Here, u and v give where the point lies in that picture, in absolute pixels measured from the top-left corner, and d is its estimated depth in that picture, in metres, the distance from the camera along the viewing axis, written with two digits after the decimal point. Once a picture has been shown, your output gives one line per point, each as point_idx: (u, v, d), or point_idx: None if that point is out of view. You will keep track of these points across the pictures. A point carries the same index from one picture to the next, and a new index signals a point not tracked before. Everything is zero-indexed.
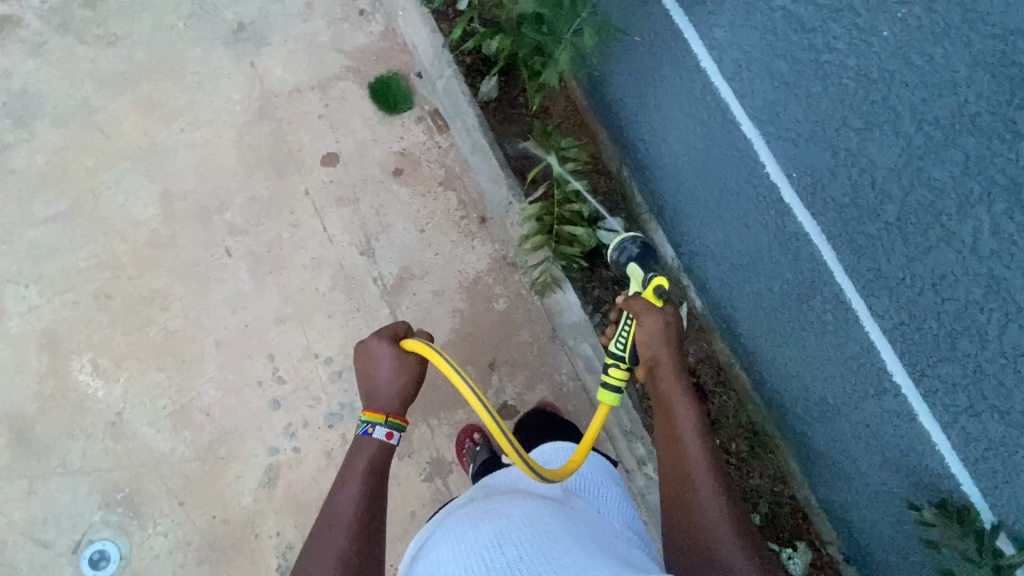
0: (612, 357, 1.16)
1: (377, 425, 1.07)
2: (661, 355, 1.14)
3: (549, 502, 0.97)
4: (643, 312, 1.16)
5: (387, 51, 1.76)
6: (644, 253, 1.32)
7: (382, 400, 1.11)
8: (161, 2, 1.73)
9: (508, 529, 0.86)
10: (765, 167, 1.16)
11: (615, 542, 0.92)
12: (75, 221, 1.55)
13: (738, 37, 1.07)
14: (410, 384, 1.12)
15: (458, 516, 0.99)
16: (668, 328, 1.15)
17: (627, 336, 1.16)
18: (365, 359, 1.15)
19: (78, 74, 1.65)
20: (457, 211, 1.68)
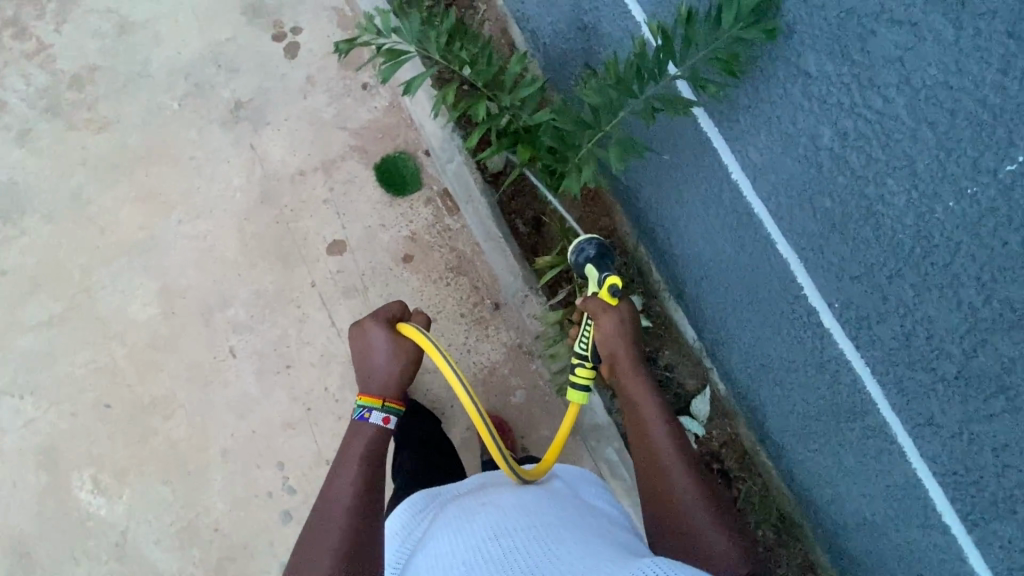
0: (578, 357, 1.17)
1: (373, 410, 1.04)
2: (620, 352, 1.13)
3: (543, 493, 0.99)
4: (600, 311, 1.16)
5: (393, 128, 1.69)
6: (603, 253, 1.32)
7: (377, 383, 1.08)
8: (155, 82, 1.66)
9: (503, 522, 0.86)
10: (803, 288, 1.09)
11: (602, 528, 0.93)
12: (70, 324, 1.48)
13: (776, 163, 1.00)
14: (409, 368, 1.09)
15: (450, 511, 0.98)
16: (625, 324, 1.15)
17: (588, 337, 1.17)
18: (360, 343, 1.12)
19: (68, 163, 1.58)
20: (470, 297, 1.61)
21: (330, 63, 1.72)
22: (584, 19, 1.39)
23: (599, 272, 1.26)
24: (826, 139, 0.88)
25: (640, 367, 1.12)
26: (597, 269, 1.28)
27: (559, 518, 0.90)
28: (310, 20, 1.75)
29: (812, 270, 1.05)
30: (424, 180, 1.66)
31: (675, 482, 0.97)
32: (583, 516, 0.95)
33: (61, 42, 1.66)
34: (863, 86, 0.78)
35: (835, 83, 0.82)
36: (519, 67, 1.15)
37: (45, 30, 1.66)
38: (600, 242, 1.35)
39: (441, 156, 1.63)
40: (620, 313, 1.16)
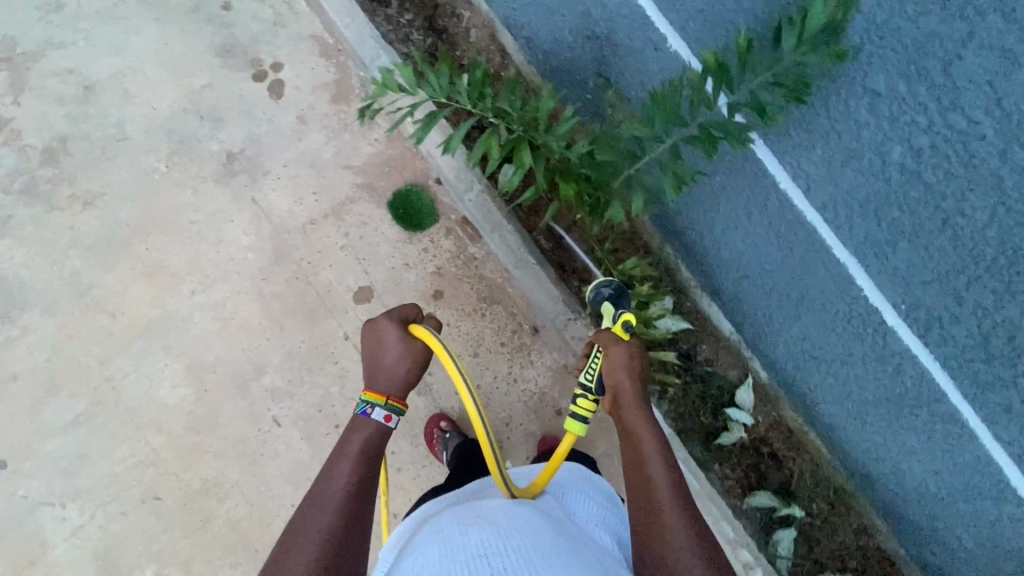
0: (579, 387, 1.05)
1: (376, 406, 0.95)
2: (625, 385, 1.02)
3: (538, 510, 0.90)
4: (610, 343, 1.07)
5: (399, 160, 1.62)
6: (621, 292, 1.36)
7: (382, 380, 1.00)
8: (135, 144, 1.54)
9: (497, 543, 0.77)
10: (863, 291, 1.09)
11: (604, 562, 0.83)
12: (99, 419, 1.39)
13: (835, 175, 0.98)
14: (417, 369, 1.01)
15: (445, 518, 0.90)
16: (635, 360, 1.06)
17: (595, 366, 1.05)
18: (370, 339, 1.03)
19: (59, 247, 1.46)
20: (507, 326, 1.58)
21: (320, 98, 1.62)
22: (593, 29, 1.34)
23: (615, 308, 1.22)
24: (896, 155, 0.87)
25: (646, 406, 1.01)
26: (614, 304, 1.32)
27: (557, 544, 0.80)
28: (288, 52, 1.63)
29: (874, 274, 1.05)
30: (440, 211, 1.60)
31: (675, 539, 0.82)
32: (576, 540, 0.85)
33: (23, 114, 1.52)
34: (946, 107, 0.78)
35: (909, 103, 0.81)
36: (551, 100, 1.11)
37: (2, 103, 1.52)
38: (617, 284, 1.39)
39: (455, 183, 1.59)
40: (630, 347, 1.07)
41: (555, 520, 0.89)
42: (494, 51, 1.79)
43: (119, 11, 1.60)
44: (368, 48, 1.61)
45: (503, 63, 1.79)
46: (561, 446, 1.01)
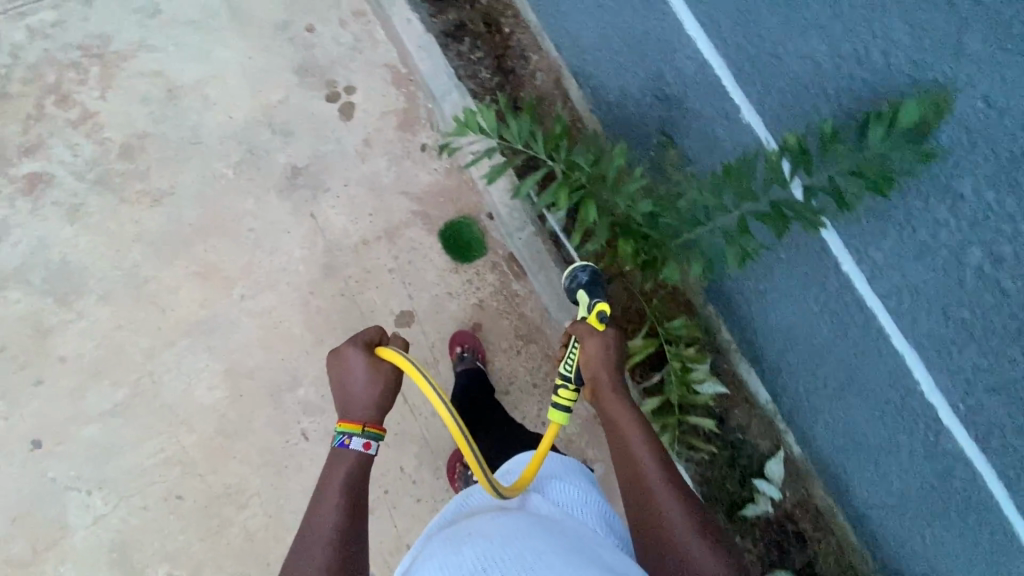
0: (561, 379, 1.10)
1: (353, 436, 0.97)
2: (603, 376, 1.06)
3: (530, 515, 0.88)
4: (586, 336, 1.09)
5: (455, 191, 1.66)
6: (597, 279, 1.24)
7: (358, 409, 1.02)
8: (208, 148, 1.60)
9: (490, 553, 0.75)
10: (919, 384, 1.07)
11: (600, 551, 0.83)
12: (135, 411, 1.42)
13: (903, 267, 0.97)
14: (390, 392, 1.03)
15: (437, 542, 0.87)
16: (610, 350, 1.08)
17: (574, 359, 1.10)
18: (339, 369, 1.05)
19: (122, 239, 1.51)
20: (542, 367, 1.58)
21: (386, 124, 1.68)
22: (665, 89, 1.36)
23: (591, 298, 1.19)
24: (974, 258, 0.86)
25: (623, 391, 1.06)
26: (590, 294, 1.22)
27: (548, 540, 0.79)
28: (363, 78, 1.70)
29: (933, 370, 1.03)
30: (489, 245, 1.63)
31: (671, 516, 0.90)
32: (576, 538, 0.84)
33: (107, 109, 1.59)
34: None
35: (995, 210, 0.80)
36: (622, 161, 1.14)
37: (90, 96, 1.59)
38: (593, 270, 1.28)
39: (509, 221, 1.62)
40: (605, 337, 1.08)
41: (542, 517, 0.88)
42: (557, 95, 1.84)
43: (211, 23, 1.69)
44: (438, 84, 1.66)
45: (566, 109, 1.82)
46: (544, 437, 1.04)
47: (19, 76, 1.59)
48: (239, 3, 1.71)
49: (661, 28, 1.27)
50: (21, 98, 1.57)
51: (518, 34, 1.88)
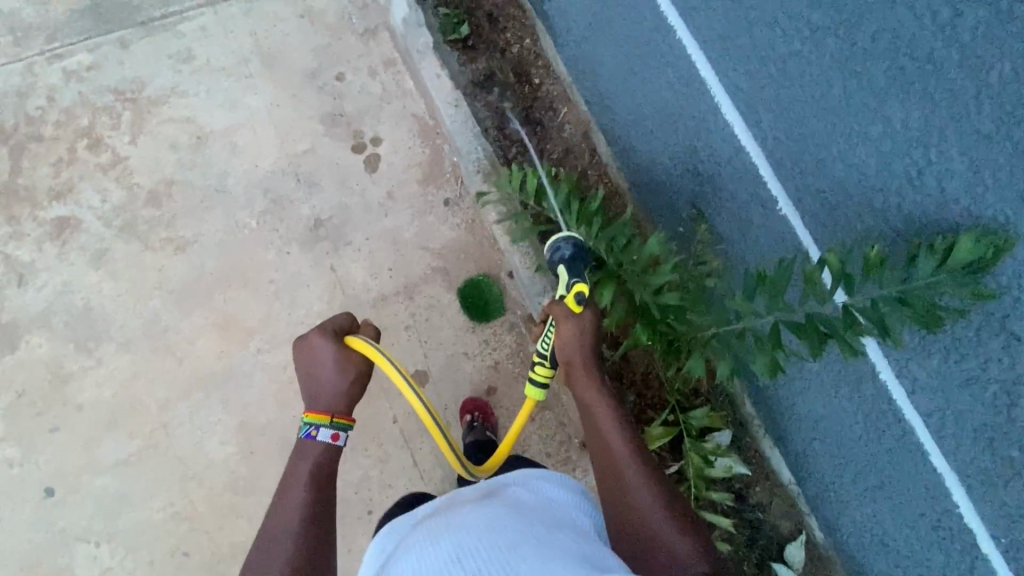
0: (538, 356, 1.10)
1: (320, 427, 1.04)
2: (577, 361, 1.06)
3: (508, 504, 0.92)
4: (561, 319, 1.06)
5: (476, 248, 1.63)
6: (580, 255, 1.08)
7: (325, 400, 1.08)
8: (232, 197, 1.60)
9: (467, 544, 0.80)
10: (958, 507, 1.01)
11: (574, 535, 0.87)
12: (147, 463, 1.42)
13: (948, 391, 0.92)
14: (358, 381, 1.10)
15: (417, 535, 0.90)
16: (586, 334, 1.06)
17: (550, 339, 1.08)
18: (308, 359, 1.10)
19: (145, 287, 1.52)
20: (556, 435, 1.54)
21: (411, 176, 1.67)
22: (697, 164, 1.31)
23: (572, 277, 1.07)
24: None
25: (598, 378, 1.07)
26: (569, 271, 1.07)
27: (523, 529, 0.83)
28: (389, 129, 1.70)
29: (976, 498, 0.97)
30: (508, 304, 1.60)
31: (642, 501, 0.93)
32: (552, 525, 0.88)
33: (137, 154, 1.61)
34: None
35: None
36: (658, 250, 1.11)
37: (121, 141, 1.61)
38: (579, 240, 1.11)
39: (527, 282, 1.57)
40: (582, 322, 1.06)
41: (519, 506, 0.92)
42: (585, 149, 1.82)
43: (242, 70, 1.70)
44: (466, 141, 1.60)
45: (592, 162, 1.81)
46: (518, 416, 1.11)
47: (54, 118, 1.61)
48: (271, 50, 1.72)
49: (695, 104, 1.22)
50: (55, 140, 1.60)
51: (548, 85, 1.87)
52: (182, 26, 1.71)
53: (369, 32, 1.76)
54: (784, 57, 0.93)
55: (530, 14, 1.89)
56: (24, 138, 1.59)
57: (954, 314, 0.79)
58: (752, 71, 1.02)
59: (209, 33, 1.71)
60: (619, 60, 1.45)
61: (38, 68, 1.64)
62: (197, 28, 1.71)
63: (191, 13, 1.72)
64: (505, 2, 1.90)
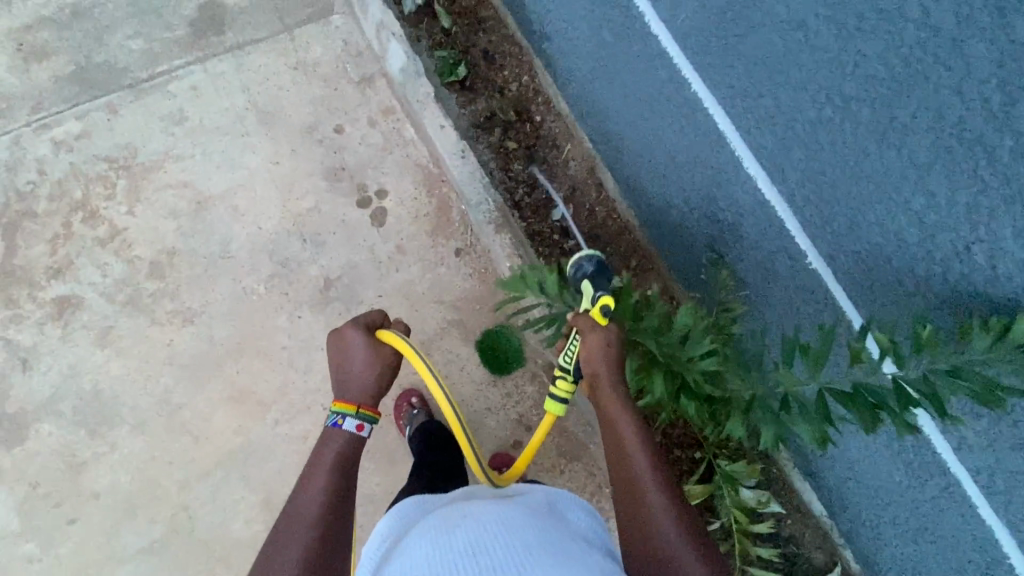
0: (560, 369, 1.11)
1: (347, 417, 1.07)
2: (602, 374, 1.05)
3: (524, 505, 0.94)
4: (587, 331, 1.07)
5: (491, 298, 1.61)
6: (601, 270, 1.32)
7: (353, 390, 1.10)
8: (238, 262, 1.56)
9: (481, 539, 0.81)
10: (1010, 559, 1.01)
11: (587, 547, 0.88)
12: (172, 548, 1.39)
13: (999, 452, 0.91)
14: (385, 374, 1.12)
15: (431, 521, 0.92)
16: (611, 347, 1.07)
17: (574, 352, 1.09)
18: (340, 348, 1.14)
19: (154, 364, 1.47)
20: (585, 485, 1.53)
21: (419, 228, 1.64)
22: (716, 211, 1.29)
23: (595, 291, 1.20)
24: None
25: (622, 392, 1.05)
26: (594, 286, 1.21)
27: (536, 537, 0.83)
28: (393, 180, 1.66)
29: None
30: (528, 353, 1.58)
31: (656, 515, 0.93)
32: (564, 532, 0.90)
33: (135, 224, 1.55)
34: None
35: None
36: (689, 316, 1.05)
37: (117, 211, 1.56)
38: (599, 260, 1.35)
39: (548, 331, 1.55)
40: (608, 334, 1.07)
41: (536, 510, 0.93)
42: (591, 185, 1.80)
43: (238, 127, 1.65)
44: (475, 191, 1.56)
45: (600, 197, 1.79)
46: (539, 428, 1.12)
47: (45, 192, 1.55)
48: (266, 106, 1.67)
49: (712, 156, 1.20)
50: (49, 216, 1.54)
51: (550, 122, 1.84)
52: (173, 86, 1.66)
53: (365, 79, 1.72)
54: (813, 123, 0.91)
55: (526, 50, 1.86)
56: (16, 216, 1.53)
57: (1014, 390, 0.77)
58: (778, 132, 0.99)
59: (200, 92, 1.66)
60: (626, 102, 1.42)
61: (25, 140, 1.59)
62: (188, 87, 1.66)
63: (180, 72, 1.67)
64: (499, 38, 1.87)
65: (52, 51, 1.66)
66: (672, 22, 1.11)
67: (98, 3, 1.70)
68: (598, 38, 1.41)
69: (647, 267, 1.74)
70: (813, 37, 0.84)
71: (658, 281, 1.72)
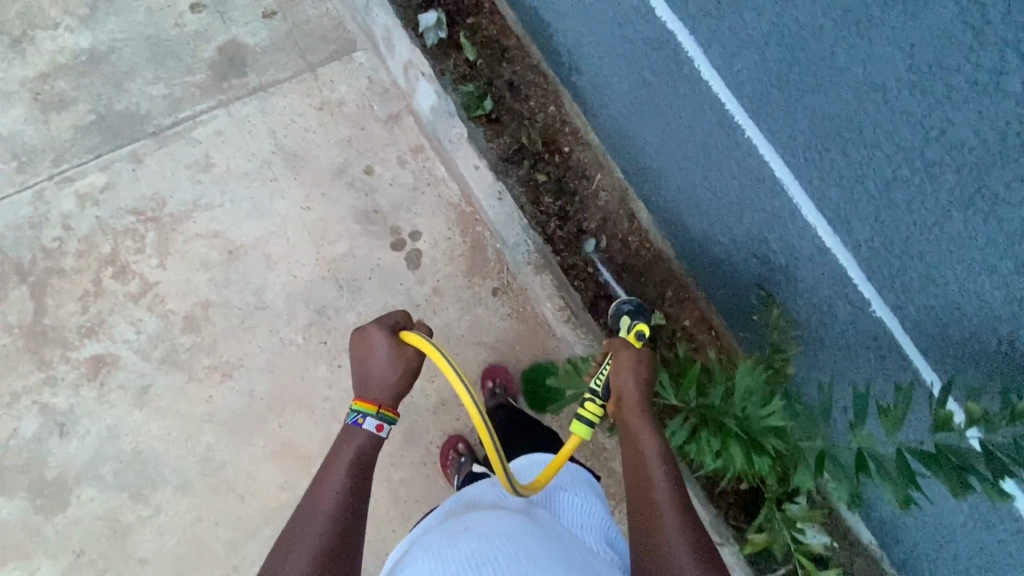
0: (588, 391, 1.08)
1: (366, 416, 1.00)
2: (630, 393, 1.03)
3: (525, 516, 0.95)
4: (621, 349, 1.08)
5: (531, 338, 1.60)
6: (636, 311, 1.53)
7: (373, 389, 1.03)
8: (274, 312, 1.53)
9: (485, 549, 0.83)
10: None
11: (587, 560, 0.89)
12: None
13: None
14: (407, 376, 1.03)
15: (435, 533, 0.94)
16: (642, 366, 1.05)
17: (605, 374, 1.07)
18: (361, 344, 1.06)
19: (194, 422, 1.44)
20: None
21: (455, 269, 1.62)
22: (765, 252, 1.28)
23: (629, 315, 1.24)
24: None
25: (650, 416, 1.02)
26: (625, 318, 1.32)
27: (539, 547, 0.85)
28: (427, 220, 1.64)
29: None
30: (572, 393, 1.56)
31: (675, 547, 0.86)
32: (562, 541, 0.92)
33: (167, 277, 1.52)
34: None
35: None
36: (751, 380, 1.09)
37: (148, 265, 1.52)
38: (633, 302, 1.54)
39: None
40: (639, 354, 1.07)
41: (539, 521, 0.95)
42: (623, 215, 1.77)
43: (266, 172, 1.62)
44: (512, 232, 1.56)
45: (632, 227, 1.76)
46: (565, 445, 1.04)
47: (73, 248, 1.52)
48: (294, 149, 1.64)
49: (764, 200, 1.19)
50: (78, 273, 1.50)
51: (579, 152, 1.81)
52: (197, 132, 1.62)
53: (392, 118, 1.69)
54: (888, 180, 0.89)
55: (551, 79, 1.84)
56: (44, 274, 1.50)
57: None
58: (845, 184, 0.98)
59: (226, 136, 1.63)
60: (667, 139, 1.41)
61: (48, 194, 1.55)
62: (213, 132, 1.63)
63: (204, 117, 1.64)
64: (524, 68, 1.85)
65: (70, 100, 1.62)
66: (726, 68, 1.09)
67: (116, 49, 1.66)
68: (637, 74, 1.38)
69: (683, 297, 1.72)
70: (894, 98, 0.82)
71: (695, 312, 1.70)
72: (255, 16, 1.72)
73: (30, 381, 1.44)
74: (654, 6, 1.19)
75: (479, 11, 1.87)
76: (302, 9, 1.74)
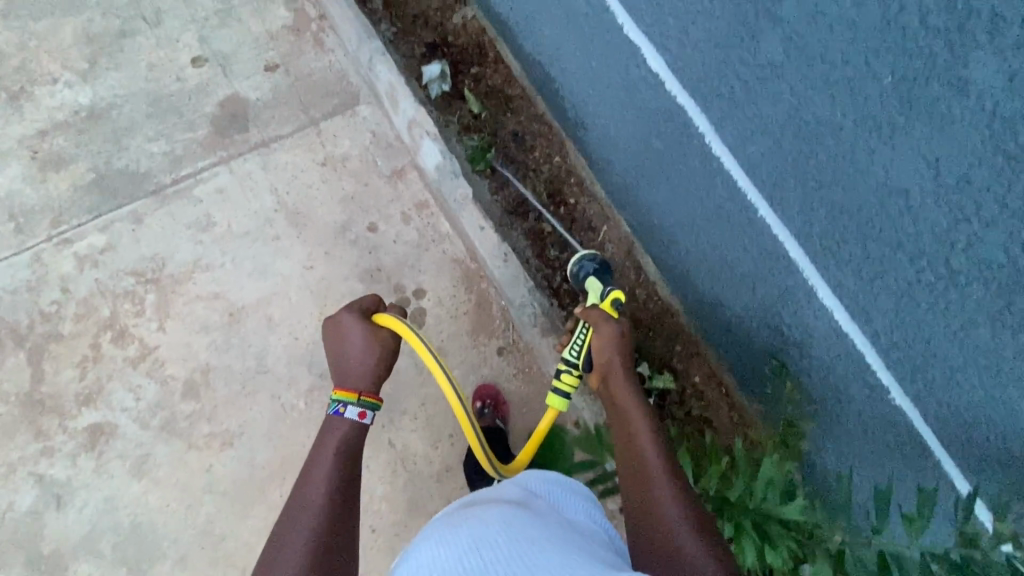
0: (567, 363, 1.29)
1: (347, 404, 1.19)
2: (614, 364, 1.26)
3: (526, 507, 0.90)
4: (599, 322, 1.30)
5: (537, 400, 1.57)
6: (602, 269, 1.49)
7: (353, 377, 1.23)
8: (275, 377, 1.50)
9: (484, 532, 0.79)
10: None
11: (591, 545, 0.86)
12: None
13: None
14: (383, 360, 1.24)
15: (431, 526, 0.89)
16: (620, 338, 1.28)
17: (582, 343, 1.30)
18: (341, 335, 1.27)
19: (193, 492, 1.42)
20: None
21: (459, 328, 1.60)
22: (778, 325, 1.25)
23: (600, 286, 1.40)
24: None
25: (632, 384, 1.25)
26: (600, 282, 1.44)
27: (541, 532, 0.81)
28: (431, 278, 1.62)
29: None
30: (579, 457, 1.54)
31: (655, 489, 1.05)
32: (564, 530, 0.87)
33: (167, 342, 1.49)
34: None
35: None
36: (771, 471, 1.04)
37: (148, 329, 1.50)
38: (598, 259, 1.52)
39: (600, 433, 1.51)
40: (619, 326, 1.30)
41: (539, 510, 0.91)
42: (629, 267, 1.73)
43: (267, 231, 1.59)
44: (518, 293, 1.54)
45: (639, 280, 1.73)
46: (545, 418, 1.29)
47: (71, 312, 1.49)
48: (296, 206, 1.62)
49: (777, 277, 1.16)
50: (76, 337, 1.48)
51: (584, 204, 1.78)
52: (198, 190, 1.60)
53: (396, 173, 1.67)
54: (910, 281, 0.87)
55: (556, 129, 1.81)
56: (41, 339, 1.47)
57: None
58: (864, 277, 0.95)
59: (227, 194, 1.61)
60: (675, 204, 1.38)
61: (46, 256, 1.52)
62: (215, 190, 1.61)
63: (205, 174, 1.62)
64: (528, 118, 1.83)
65: (70, 159, 1.59)
66: (739, 149, 1.06)
67: (117, 104, 1.65)
68: (645, 139, 1.34)
69: (692, 352, 1.68)
70: (920, 206, 0.79)
71: (704, 366, 1.67)
72: (257, 69, 1.71)
73: (27, 452, 1.41)
74: (663, 78, 1.15)
75: (484, 60, 1.85)
76: (304, 62, 1.72)
